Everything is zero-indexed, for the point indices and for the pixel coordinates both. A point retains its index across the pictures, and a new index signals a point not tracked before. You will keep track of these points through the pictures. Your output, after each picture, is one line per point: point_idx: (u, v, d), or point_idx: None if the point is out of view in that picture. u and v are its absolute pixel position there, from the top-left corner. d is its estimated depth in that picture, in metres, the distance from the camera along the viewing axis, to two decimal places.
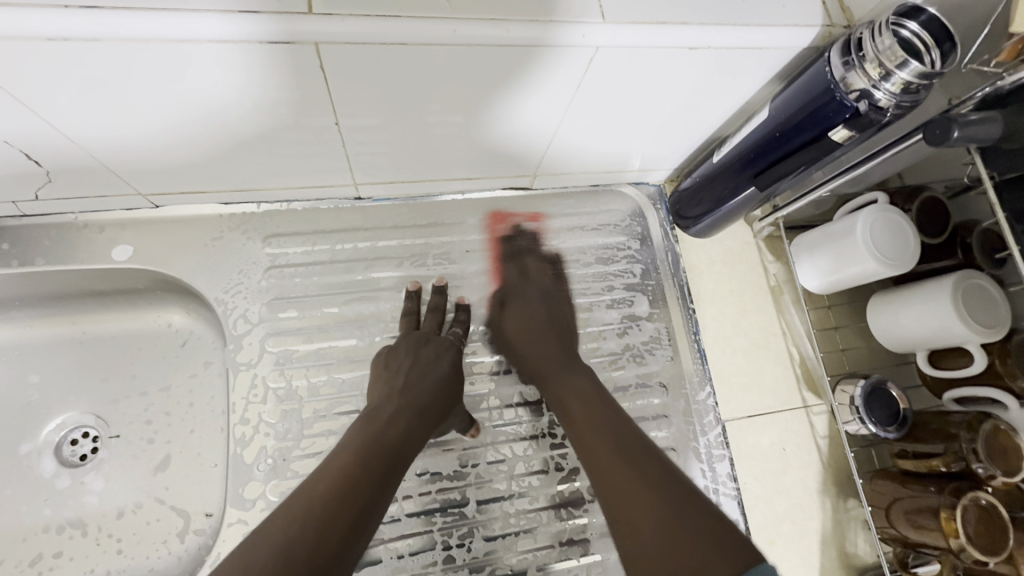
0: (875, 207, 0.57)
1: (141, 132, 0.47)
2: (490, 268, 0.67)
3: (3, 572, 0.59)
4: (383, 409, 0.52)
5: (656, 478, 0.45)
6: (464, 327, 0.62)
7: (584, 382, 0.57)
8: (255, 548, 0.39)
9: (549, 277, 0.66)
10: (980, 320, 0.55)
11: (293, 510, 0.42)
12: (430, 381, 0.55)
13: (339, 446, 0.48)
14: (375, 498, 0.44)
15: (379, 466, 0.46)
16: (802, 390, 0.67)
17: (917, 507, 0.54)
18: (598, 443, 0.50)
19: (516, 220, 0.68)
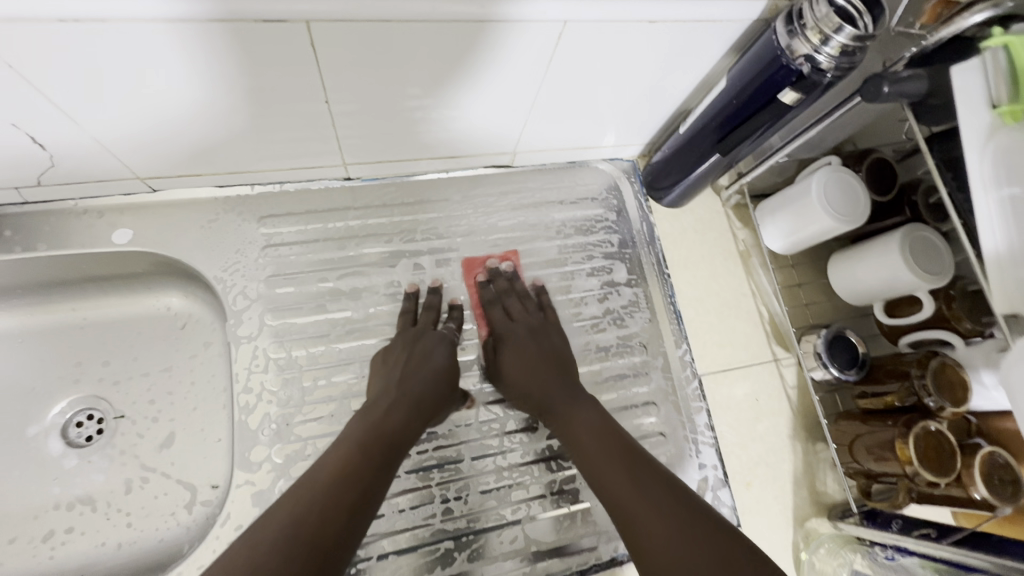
0: (828, 168, 0.62)
1: (140, 114, 0.50)
2: (474, 314, 0.67)
3: (16, 549, 0.60)
4: (381, 401, 0.55)
5: (654, 481, 0.48)
6: (458, 322, 0.65)
7: (577, 386, 0.60)
8: (259, 533, 0.42)
9: (533, 312, 0.66)
10: (925, 266, 0.60)
11: (297, 501, 0.44)
12: (424, 374, 0.57)
13: (340, 437, 0.51)
14: (375, 493, 0.47)
15: (377, 461, 0.49)
16: (772, 345, 0.72)
17: (876, 441, 0.59)
18: (592, 443, 0.53)
19: (490, 262, 0.69)
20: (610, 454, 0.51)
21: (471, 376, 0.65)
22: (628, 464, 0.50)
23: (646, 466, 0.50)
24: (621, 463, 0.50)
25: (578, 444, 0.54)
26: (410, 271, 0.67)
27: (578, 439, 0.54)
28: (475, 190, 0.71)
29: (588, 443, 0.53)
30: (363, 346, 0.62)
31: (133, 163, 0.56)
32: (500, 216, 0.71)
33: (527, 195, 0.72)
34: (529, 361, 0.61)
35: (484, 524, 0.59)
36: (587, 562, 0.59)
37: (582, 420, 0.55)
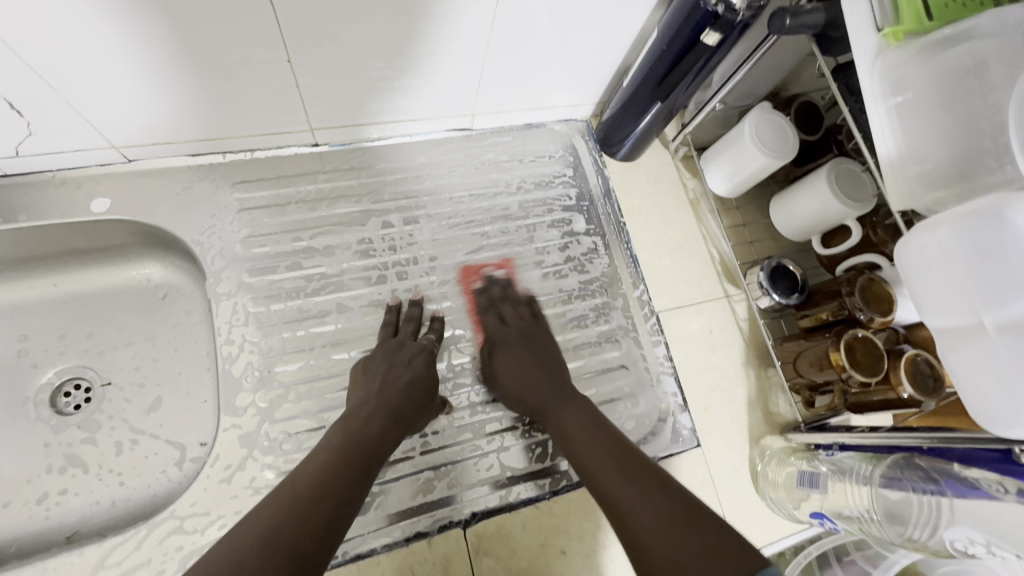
0: (758, 110, 0.68)
1: (115, 81, 0.53)
2: (472, 321, 0.70)
3: (11, 512, 0.62)
4: (361, 411, 0.55)
5: (647, 476, 0.48)
6: (438, 333, 0.66)
7: (568, 391, 0.60)
8: (245, 528, 0.43)
9: (526, 318, 0.68)
10: (849, 195, 0.66)
11: (272, 506, 0.44)
12: (401, 384, 0.59)
13: (321, 444, 0.52)
14: (353, 499, 0.48)
15: (358, 468, 0.50)
16: (723, 283, 0.77)
17: (815, 353, 0.65)
18: (586, 446, 0.53)
19: (484, 270, 0.72)
20: (606, 456, 0.51)
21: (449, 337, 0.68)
22: (622, 464, 0.50)
23: (643, 465, 0.50)
24: (615, 463, 0.50)
25: (572, 450, 0.54)
26: (380, 228, 0.70)
27: (573, 443, 0.55)
28: (439, 152, 0.76)
29: (582, 446, 0.54)
30: (338, 298, 0.66)
31: (108, 131, 0.59)
32: (463, 176, 0.75)
33: (480, 154, 0.77)
34: (520, 368, 0.63)
35: (461, 454, 0.63)
36: (559, 483, 0.62)
37: (574, 424, 0.56)
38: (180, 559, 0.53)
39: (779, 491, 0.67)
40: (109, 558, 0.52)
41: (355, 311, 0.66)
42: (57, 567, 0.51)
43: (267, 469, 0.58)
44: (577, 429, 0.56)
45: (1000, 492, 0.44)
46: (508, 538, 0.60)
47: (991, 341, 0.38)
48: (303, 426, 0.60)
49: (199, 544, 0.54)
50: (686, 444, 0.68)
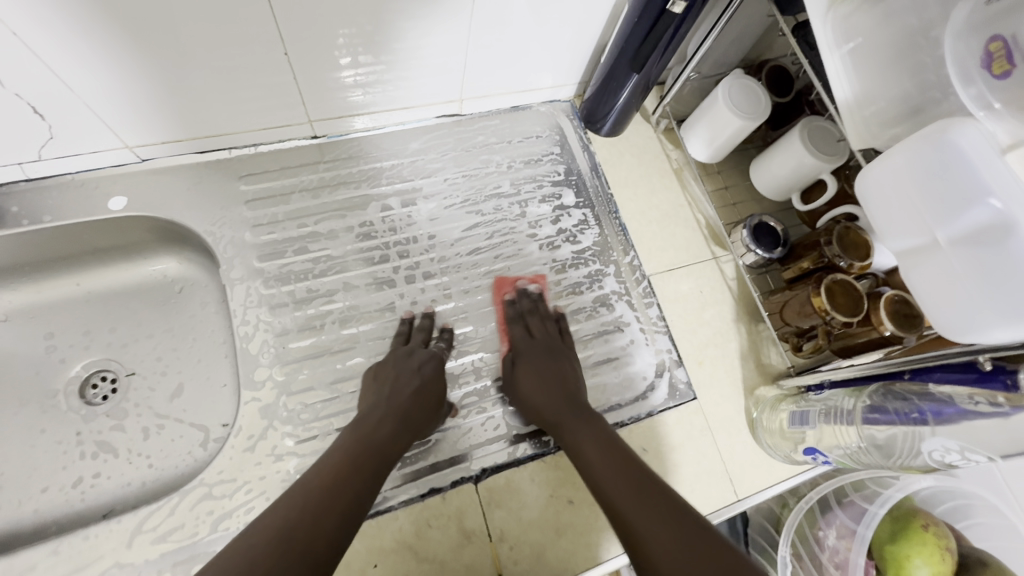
0: (731, 77, 0.72)
1: (127, 80, 0.57)
2: (499, 330, 0.72)
3: (49, 496, 0.66)
4: (373, 414, 0.59)
5: (659, 494, 0.49)
6: (448, 342, 0.69)
7: (580, 405, 0.61)
8: (256, 530, 0.44)
9: (552, 333, 0.70)
10: (822, 150, 0.69)
11: (283, 508, 0.46)
12: (409, 391, 0.61)
13: (331, 449, 0.55)
14: (359, 505, 0.50)
15: (368, 473, 0.52)
16: (710, 246, 0.81)
17: (799, 301, 0.68)
18: (600, 461, 0.54)
19: (520, 282, 0.75)
20: (620, 473, 0.52)
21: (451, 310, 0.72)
22: (634, 483, 0.51)
23: (654, 484, 0.50)
24: (627, 480, 0.51)
25: (583, 463, 0.55)
26: (380, 211, 0.74)
27: (586, 458, 0.55)
28: (432, 138, 0.80)
29: (595, 462, 0.54)
30: (344, 278, 0.70)
31: (121, 131, 0.63)
32: (455, 160, 0.79)
33: (470, 138, 0.81)
34: (545, 379, 0.64)
35: (467, 416, 0.67)
36: None
37: (587, 440, 0.57)
38: (211, 523, 0.57)
39: (777, 437, 0.69)
40: (145, 524, 0.56)
41: (361, 289, 0.70)
42: (97, 534, 0.55)
43: (287, 437, 0.62)
44: (589, 443, 0.56)
45: (976, 404, 0.48)
46: (518, 491, 0.63)
47: (943, 255, 0.42)
48: (319, 395, 0.64)
49: (228, 508, 0.58)
50: (682, 397, 0.71)
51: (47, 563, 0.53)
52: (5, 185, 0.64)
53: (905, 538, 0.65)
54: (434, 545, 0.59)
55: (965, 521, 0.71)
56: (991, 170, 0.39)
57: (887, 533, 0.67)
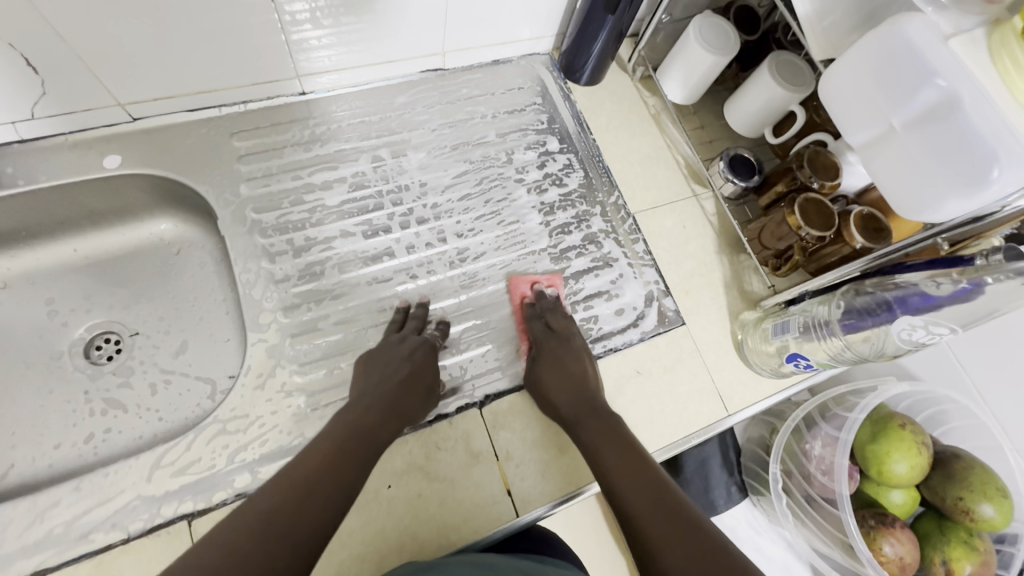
0: (700, 17, 0.75)
1: (120, 30, 0.59)
2: (518, 330, 0.71)
3: (61, 452, 0.67)
4: (362, 401, 0.59)
5: (674, 503, 0.52)
6: (442, 330, 0.68)
7: (597, 405, 0.63)
8: (242, 514, 0.45)
9: (574, 329, 0.70)
10: (790, 81, 0.73)
11: (270, 493, 0.47)
12: (399, 379, 0.61)
13: (324, 432, 0.56)
14: (350, 488, 0.51)
15: (356, 456, 0.53)
16: (691, 184, 0.84)
17: (775, 223, 0.72)
18: (618, 465, 0.56)
19: (539, 285, 0.73)
20: (636, 482, 0.54)
21: (446, 252, 0.74)
22: (652, 494, 0.53)
23: (670, 494, 0.53)
24: (643, 488, 0.53)
25: (598, 464, 0.57)
26: (372, 162, 0.76)
27: (601, 459, 0.57)
28: (418, 92, 0.82)
29: (613, 466, 0.56)
30: (340, 226, 0.72)
31: (113, 87, 0.65)
32: (441, 113, 0.82)
33: (454, 91, 0.84)
34: (568, 374, 0.64)
35: (468, 348, 0.70)
36: None
37: (605, 441, 0.59)
38: (228, 455, 0.59)
39: (761, 353, 0.73)
40: (163, 459, 0.57)
41: (358, 236, 0.72)
42: (116, 470, 0.56)
43: (295, 374, 0.64)
44: (605, 444, 0.58)
45: (939, 287, 0.54)
46: (521, 413, 0.66)
47: (899, 138, 0.47)
48: (325, 334, 0.67)
49: (243, 441, 0.60)
50: (671, 323, 0.75)
51: (69, 500, 0.54)
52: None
53: (884, 437, 0.70)
54: (443, 465, 0.62)
55: (942, 428, 0.77)
56: (933, 53, 0.44)
57: (868, 434, 0.72)
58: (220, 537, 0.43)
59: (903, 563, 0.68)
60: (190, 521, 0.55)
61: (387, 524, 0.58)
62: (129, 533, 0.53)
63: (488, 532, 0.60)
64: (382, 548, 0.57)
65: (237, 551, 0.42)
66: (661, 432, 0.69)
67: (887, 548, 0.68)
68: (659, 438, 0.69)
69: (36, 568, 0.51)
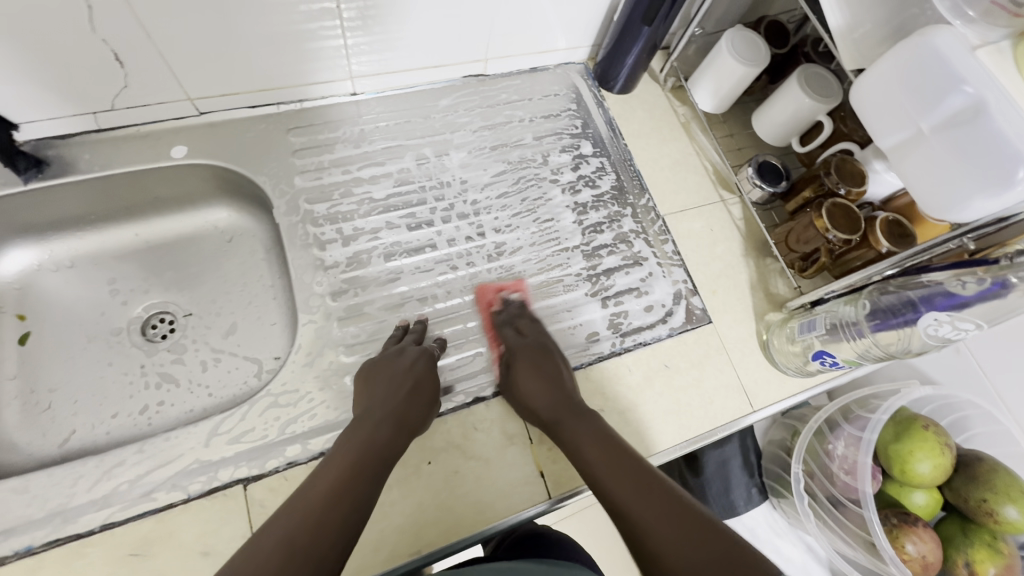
0: (732, 30, 0.79)
1: (198, 29, 0.64)
2: (487, 335, 0.72)
3: (119, 421, 0.71)
4: (367, 418, 0.59)
5: (662, 489, 0.52)
6: (440, 343, 0.69)
7: (577, 405, 0.63)
8: (262, 538, 0.46)
9: (541, 331, 0.71)
10: (818, 93, 0.77)
11: (285, 517, 0.48)
12: (403, 392, 0.62)
13: (332, 450, 0.56)
14: (362, 507, 0.51)
15: (367, 475, 0.54)
16: (718, 189, 0.87)
17: (802, 226, 0.75)
18: (604, 462, 0.56)
19: (502, 292, 0.75)
20: (621, 473, 0.54)
21: (484, 245, 0.78)
22: (638, 482, 0.53)
23: (656, 480, 0.53)
24: (628, 478, 0.54)
25: (582, 461, 0.58)
26: (417, 160, 0.81)
27: (584, 455, 0.58)
28: (460, 95, 0.87)
29: (597, 464, 0.56)
30: (385, 218, 0.76)
31: (186, 83, 0.70)
32: (480, 116, 0.86)
33: (493, 95, 0.88)
34: (542, 378, 0.65)
35: None
36: (583, 359, 0.73)
37: (586, 437, 0.59)
38: (279, 426, 0.62)
39: (787, 353, 0.75)
40: (220, 427, 0.61)
41: (403, 228, 0.76)
42: (177, 435, 0.60)
43: (342, 353, 0.68)
44: (586, 441, 0.59)
45: (965, 286, 0.56)
46: None
47: (928, 142, 0.50)
48: (370, 318, 0.71)
49: (293, 414, 0.63)
50: (698, 321, 0.78)
51: (133, 460, 0.58)
52: (79, 135, 0.71)
53: (907, 436, 0.71)
54: (479, 445, 0.65)
55: (965, 434, 0.78)
56: (961, 62, 0.47)
57: (891, 434, 0.73)
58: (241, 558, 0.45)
59: (925, 562, 0.69)
60: (245, 486, 0.58)
61: (427, 499, 0.61)
62: (189, 494, 0.57)
63: (523, 510, 0.62)
64: (420, 521, 0.60)
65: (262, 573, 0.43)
66: (688, 424, 0.71)
67: (909, 546, 0.69)
68: (686, 430, 0.71)
69: (104, 520, 0.55)
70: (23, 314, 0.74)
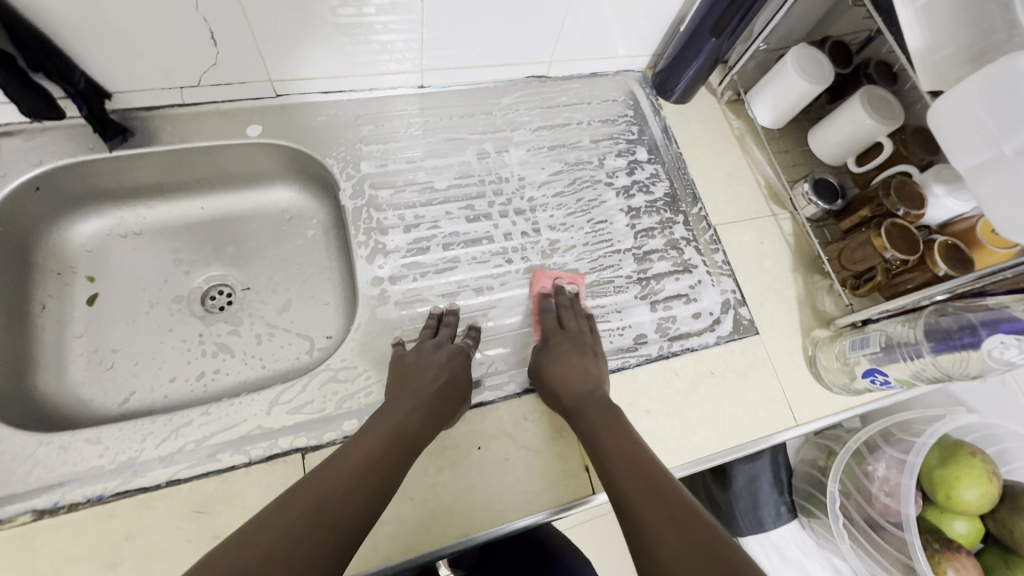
0: (797, 48, 0.81)
1: (291, 15, 0.67)
2: (534, 322, 0.74)
3: (177, 385, 0.73)
4: (403, 402, 0.60)
5: (665, 485, 0.51)
6: (475, 338, 0.70)
7: (599, 399, 0.64)
8: (285, 500, 0.48)
9: (586, 326, 0.72)
10: (880, 114, 0.77)
11: (315, 483, 0.50)
12: (436, 385, 0.62)
13: (365, 428, 0.58)
14: (387, 488, 0.53)
15: (399, 455, 0.56)
16: (770, 204, 0.88)
17: (859, 245, 0.76)
18: (617, 454, 0.56)
19: (558, 280, 0.77)
20: (628, 465, 0.54)
21: (539, 242, 0.79)
22: (643, 475, 0.53)
23: (661, 476, 0.52)
24: (635, 470, 0.54)
25: (596, 452, 0.58)
26: (477, 154, 0.83)
27: (599, 446, 0.58)
28: (522, 94, 0.89)
29: (612, 461, 0.56)
30: (444, 208, 0.78)
31: (270, 65, 0.73)
32: (541, 116, 0.88)
33: (554, 97, 0.90)
34: (573, 372, 0.66)
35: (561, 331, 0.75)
36: (627, 361, 0.73)
37: (604, 430, 0.60)
38: (337, 401, 0.64)
39: (834, 370, 0.75)
40: (281, 397, 0.63)
41: (461, 219, 0.78)
42: (241, 401, 0.62)
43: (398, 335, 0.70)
44: (604, 434, 0.59)
45: None
46: None
47: (1010, 162, 0.51)
48: (427, 303, 0.73)
49: (351, 390, 0.65)
50: (746, 331, 0.78)
51: (199, 422, 0.60)
52: (163, 108, 0.74)
53: (953, 461, 0.71)
54: (529, 435, 0.66)
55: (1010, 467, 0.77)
56: None
57: (937, 457, 0.73)
58: (266, 515, 0.47)
59: None
60: (303, 455, 0.60)
61: (477, 483, 0.62)
62: (250, 458, 0.59)
63: (568, 503, 0.63)
64: (469, 506, 0.61)
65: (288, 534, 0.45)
66: (728, 432, 0.71)
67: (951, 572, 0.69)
68: (731, 438, 0.71)
69: (171, 476, 0.57)
70: (93, 276, 0.77)
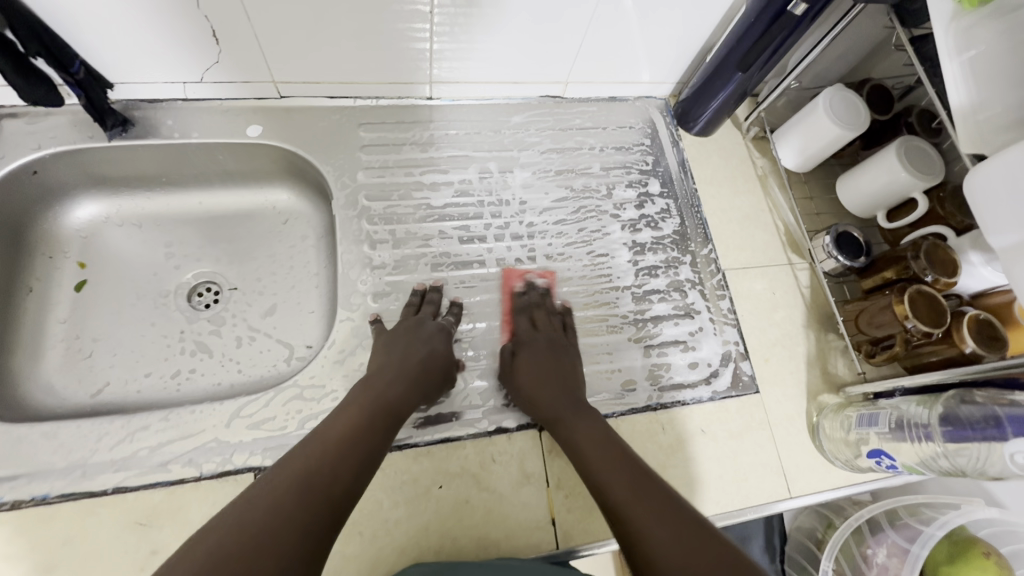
0: (831, 89, 0.75)
1: (296, 19, 0.65)
2: (502, 321, 0.72)
3: (151, 381, 0.72)
4: (384, 372, 0.61)
5: (658, 492, 0.52)
6: (455, 317, 0.70)
7: (581, 405, 0.63)
8: (276, 477, 0.47)
9: (556, 328, 0.71)
10: (918, 169, 0.71)
11: (304, 459, 0.49)
12: (418, 358, 0.63)
13: (345, 401, 0.57)
14: (369, 460, 0.52)
15: (381, 427, 0.55)
16: (787, 251, 0.82)
17: (878, 309, 0.69)
18: (604, 460, 0.55)
19: (529, 275, 0.75)
20: (619, 471, 0.54)
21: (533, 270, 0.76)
22: (636, 480, 0.53)
23: (652, 482, 0.53)
24: (625, 476, 0.53)
25: (580, 460, 0.57)
26: (479, 173, 0.80)
27: (585, 453, 0.57)
28: (534, 113, 0.85)
29: (598, 467, 0.55)
30: (438, 226, 0.76)
31: (274, 66, 0.71)
32: (551, 138, 0.84)
33: (567, 119, 0.86)
34: (546, 372, 0.65)
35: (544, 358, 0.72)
36: (614, 409, 0.69)
37: (586, 437, 0.58)
38: (300, 420, 0.61)
39: (837, 442, 0.69)
40: (243, 410, 0.61)
41: (454, 239, 0.75)
42: (201, 410, 0.60)
43: None
44: (588, 441, 0.58)
45: None
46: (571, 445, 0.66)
47: None
48: None
49: (316, 410, 0.63)
50: (745, 388, 0.73)
51: (156, 428, 0.59)
52: (167, 102, 0.74)
53: (963, 561, 0.66)
54: (496, 478, 0.62)
55: None
56: None
57: (944, 553, 0.68)
58: (258, 493, 0.45)
59: None
60: (256, 474, 0.58)
61: (432, 524, 0.59)
62: (202, 472, 0.57)
63: (525, 555, 0.59)
64: (420, 548, 0.58)
65: (277, 511, 0.44)
66: (713, 498, 0.66)
67: None
68: (716, 504, 0.66)
69: (118, 483, 0.55)
70: (84, 262, 0.77)
